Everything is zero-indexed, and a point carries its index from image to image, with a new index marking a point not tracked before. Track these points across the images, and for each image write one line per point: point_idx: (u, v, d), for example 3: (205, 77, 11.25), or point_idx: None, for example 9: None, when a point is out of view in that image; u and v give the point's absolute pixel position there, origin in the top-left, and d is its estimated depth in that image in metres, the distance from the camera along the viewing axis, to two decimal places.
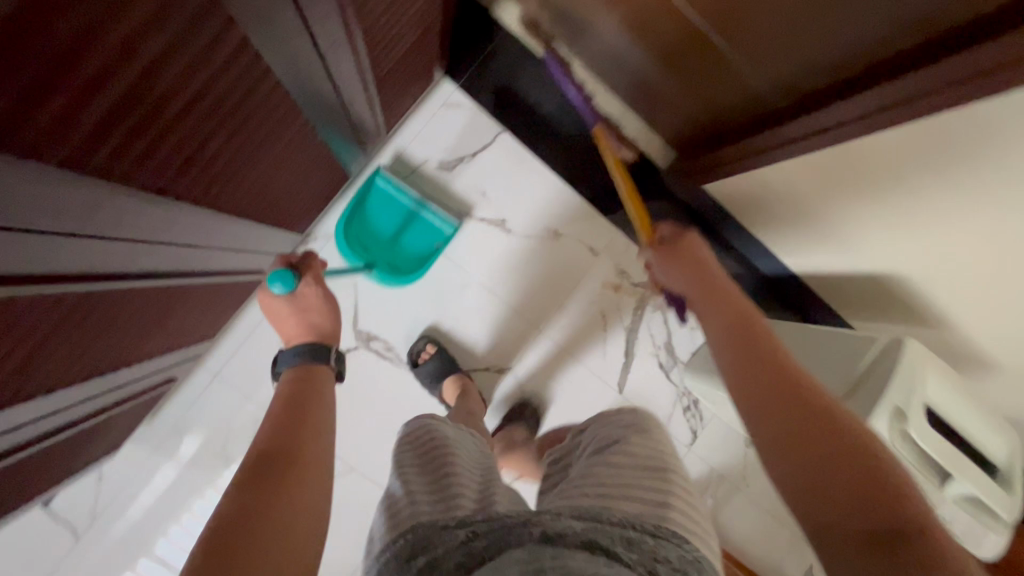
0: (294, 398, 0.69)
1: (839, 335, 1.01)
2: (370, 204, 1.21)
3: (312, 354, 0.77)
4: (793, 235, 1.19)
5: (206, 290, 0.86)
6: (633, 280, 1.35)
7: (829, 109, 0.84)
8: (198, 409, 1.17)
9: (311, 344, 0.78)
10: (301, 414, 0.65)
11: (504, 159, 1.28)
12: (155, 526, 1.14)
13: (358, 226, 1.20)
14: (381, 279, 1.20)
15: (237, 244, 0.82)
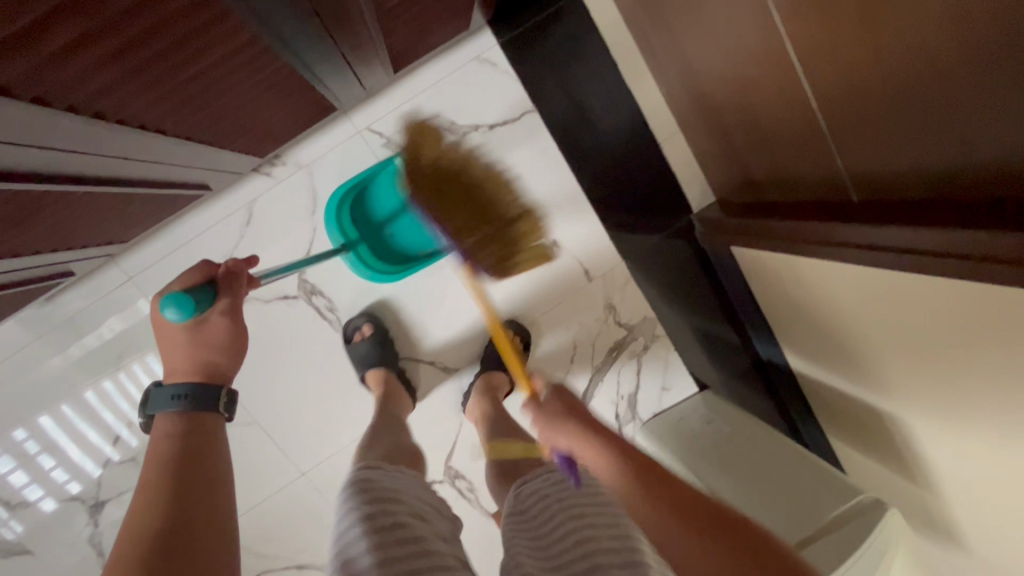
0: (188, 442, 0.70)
1: (806, 462, 0.94)
2: (376, 181, 1.04)
3: (195, 400, 0.73)
4: (805, 334, 1.06)
5: (127, 198, 0.76)
6: (618, 318, 1.22)
7: (878, 227, 0.71)
8: (102, 309, 1.03)
9: (199, 386, 0.74)
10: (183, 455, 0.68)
11: (526, 145, 1.10)
12: (28, 412, 1.04)
13: (355, 200, 1.05)
14: (354, 264, 1.07)
15: (165, 154, 0.70)
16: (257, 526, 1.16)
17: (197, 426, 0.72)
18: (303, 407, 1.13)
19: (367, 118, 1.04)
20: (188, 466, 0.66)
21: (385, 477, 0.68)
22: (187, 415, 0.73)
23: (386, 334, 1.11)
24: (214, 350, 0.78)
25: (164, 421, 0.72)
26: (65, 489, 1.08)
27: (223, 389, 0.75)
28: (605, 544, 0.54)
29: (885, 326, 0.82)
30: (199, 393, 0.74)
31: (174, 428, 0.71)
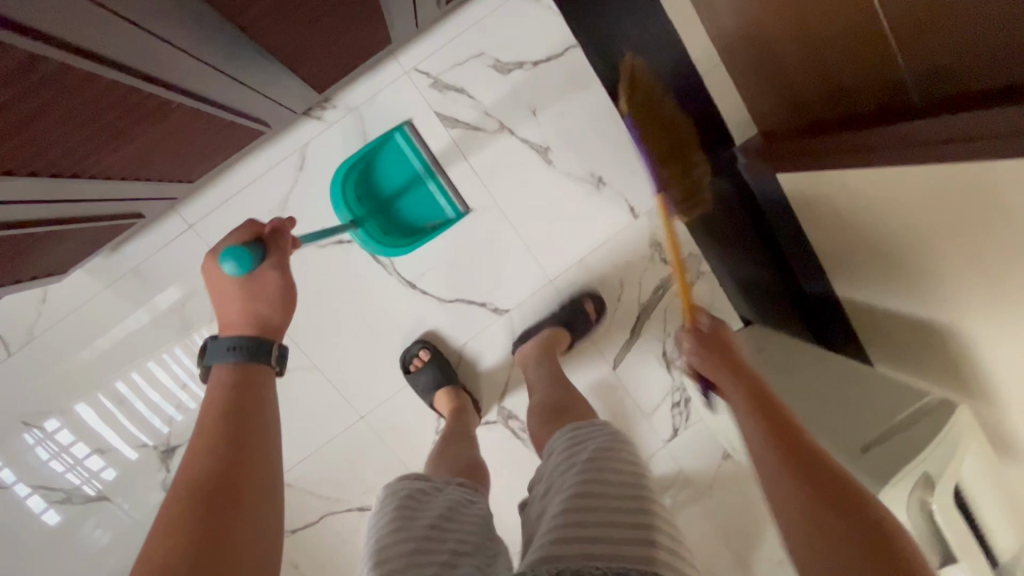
0: (244, 391, 0.66)
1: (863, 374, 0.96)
2: (380, 157, 1.08)
3: (248, 353, 0.69)
4: (859, 257, 1.06)
5: (192, 118, 0.79)
6: (664, 256, 1.23)
7: (939, 124, 0.73)
8: (164, 257, 1.05)
9: (252, 340, 0.70)
10: (236, 413, 0.62)
11: (570, 80, 1.10)
12: (100, 360, 1.08)
13: (362, 176, 1.08)
14: (365, 241, 1.08)
15: (206, 64, 0.72)
16: (319, 469, 1.20)
17: (250, 376, 0.68)
18: (360, 350, 1.16)
19: (414, 58, 1.05)
20: (244, 418, 0.61)
21: (415, 487, 0.74)
22: (237, 368, 0.68)
23: (441, 355, 1.16)
24: (263, 303, 0.75)
25: (216, 374, 0.68)
26: (138, 435, 1.12)
27: (273, 344, 0.72)
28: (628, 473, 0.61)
29: (946, 229, 0.82)
30: (255, 347, 0.70)
31: (226, 379, 0.67)
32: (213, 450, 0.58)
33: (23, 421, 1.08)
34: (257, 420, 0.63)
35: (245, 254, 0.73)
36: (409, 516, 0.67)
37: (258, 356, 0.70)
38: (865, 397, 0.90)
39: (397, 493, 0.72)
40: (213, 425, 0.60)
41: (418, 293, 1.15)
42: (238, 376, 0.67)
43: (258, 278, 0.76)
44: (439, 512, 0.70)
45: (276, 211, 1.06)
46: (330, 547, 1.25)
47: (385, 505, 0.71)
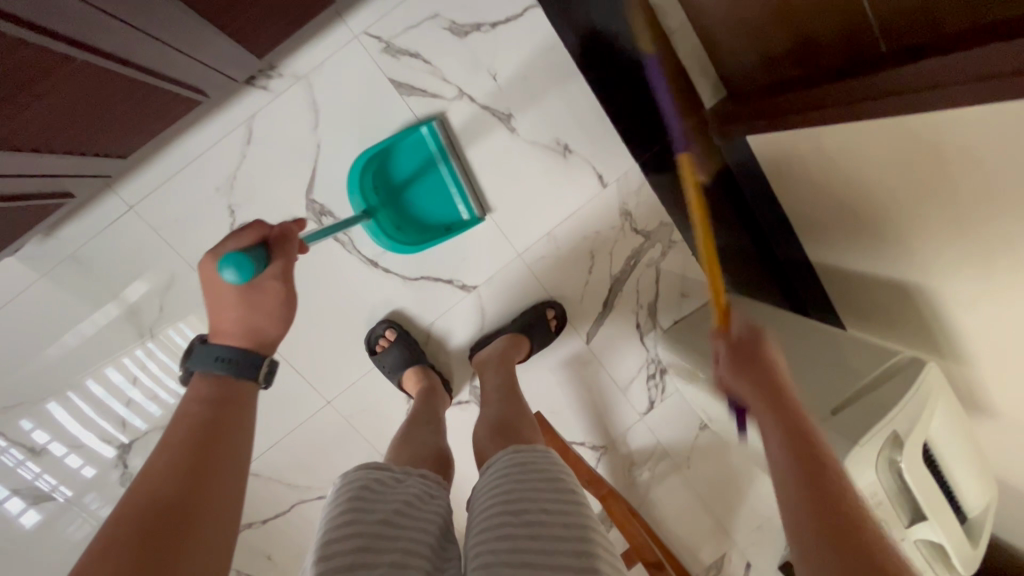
0: (218, 414, 0.61)
1: (835, 336, 0.95)
2: (401, 148, 1.04)
3: (237, 366, 0.65)
4: (829, 219, 1.05)
5: (113, 84, 0.72)
6: (635, 225, 1.20)
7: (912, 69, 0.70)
8: (105, 241, 0.98)
9: (242, 352, 0.66)
10: (210, 433, 0.58)
11: (532, 43, 1.05)
12: (42, 356, 1.01)
13: (380, 166, 1.04)
14: (375, 234, 1.04)
15: (105, 13, 0.65)
16: (287, 457, 1.16)
17: (231, 395, 0.64)
18: (322, 333, 1.12)
19: (364, 21, 0.98)
20: (208, 443, 0.57)
21: (382, 476, 0.71)
22: (227, 382, 0.65)
23: (407, 335, 1.12)
24: (259, 316, 0.70)
25: (196, 383, 0.65)
26: (89, 431, 1.06)
27: (268, 362, 0.68)
28: (558, 496, 0.63)
29: (917, 182, 0.80)
30: (244, 358, 0.66)
31: (205, 393, 0.63)
32: (167, 469, 0.54)
33: None
34: (224, 445, 0.58)
35: (247, 262, 0.66)
36: (364, 510, 0.63)
37: (247, 370, 0.66)
38: (837, 358, 0.89)
39: (360, 478, 0.68)
40: (177, 443, 0.56)
41: (381, 272, 1.11)
42: (217, 391, 0.64)
43: (258, 289, 0.70)
44: (397, 505, 0.67)
45: (224, 188, 1.00)
46: (303, 537, 1.22)
47: (342, 491, 0.66)
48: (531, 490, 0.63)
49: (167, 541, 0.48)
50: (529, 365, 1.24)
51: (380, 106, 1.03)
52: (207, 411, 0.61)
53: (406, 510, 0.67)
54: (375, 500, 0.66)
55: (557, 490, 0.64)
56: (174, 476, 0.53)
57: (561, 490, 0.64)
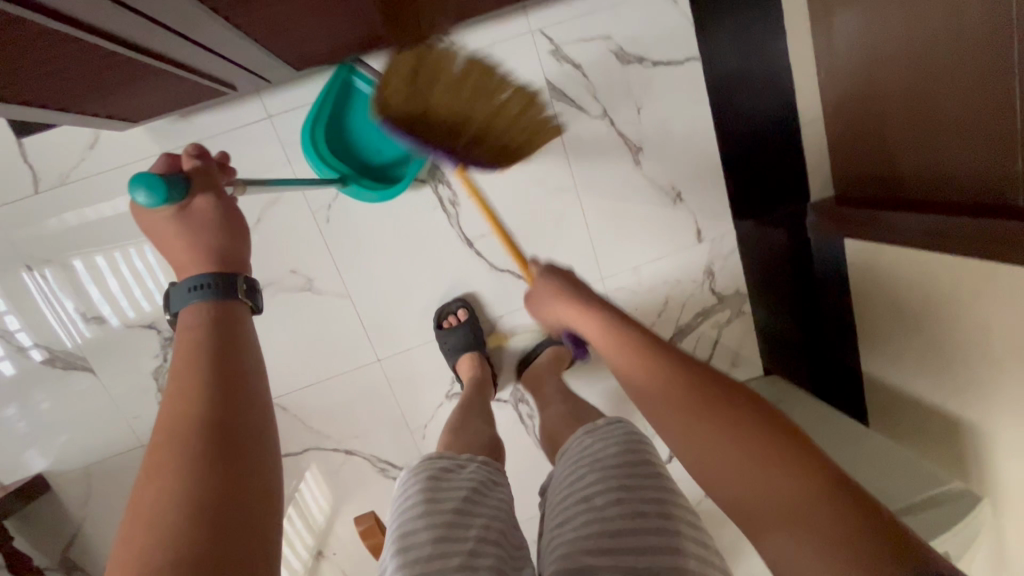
0: (220, 332, 0.52)
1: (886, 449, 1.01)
2: (350, 106, 1.00)
3: (215, 290, 0.55)
4: (900, 339, 1.09)
5: None
6: (713, 285, 1.24)
7: None
8: (233, 138, 0.99)
9: (212, 274, 0.55)
10: (220, 346, 0.50)
11: (680, 90, 1.11)
12: (126, 226, 1.00)
13: (337, 132, 1.00)
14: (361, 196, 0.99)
15: None
16: (319, 400, 1.15)
17: (225, 315, 0.54)
18: (396, 292, 1.12)
19: (543, 20, 1.02)
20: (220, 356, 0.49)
21: (449, 467, 0.73)
22: (208, 308, 0.54)
23: (477, 321, 1.13)
24: (205, 234, 0.59)
25: (183, 321, 0.54)
26: (143, 313, 1.04)
27: (239, 274, 0.57)
28: (637, 483, 0.63)
29: (1006, 331, 0.85)
30: (219, 282, 0.55)
31: (198, 319, 0.53)
32: (187, 397, 0.46)
33: (26, 264, 0.99)
34: (233, 358, 0.50)
35: (158, 179, 0.56)
36: (435, 500, 0.66)
37: (223, 289, 0.55)
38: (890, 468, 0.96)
39: (421, 469, 0.72)
40: (189, 367, 0.48)
41: (473, 253, 1.12)
42: (211, 316, 0.53)
43: (189, 209, 0.60)
44: (463, 493, 0.69)
45: (361, 129, 1.02)
46: (304, 483, 1.19)
47: (411, 481, 0.70)
48: (608, 480, 0.64)
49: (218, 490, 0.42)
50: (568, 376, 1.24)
51: None
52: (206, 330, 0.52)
53: (478, 498, 0.69)
54: (446, 489, 0.69)
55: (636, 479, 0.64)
56: (197, 409, 0.46)
57: (641, 475, 0.64)
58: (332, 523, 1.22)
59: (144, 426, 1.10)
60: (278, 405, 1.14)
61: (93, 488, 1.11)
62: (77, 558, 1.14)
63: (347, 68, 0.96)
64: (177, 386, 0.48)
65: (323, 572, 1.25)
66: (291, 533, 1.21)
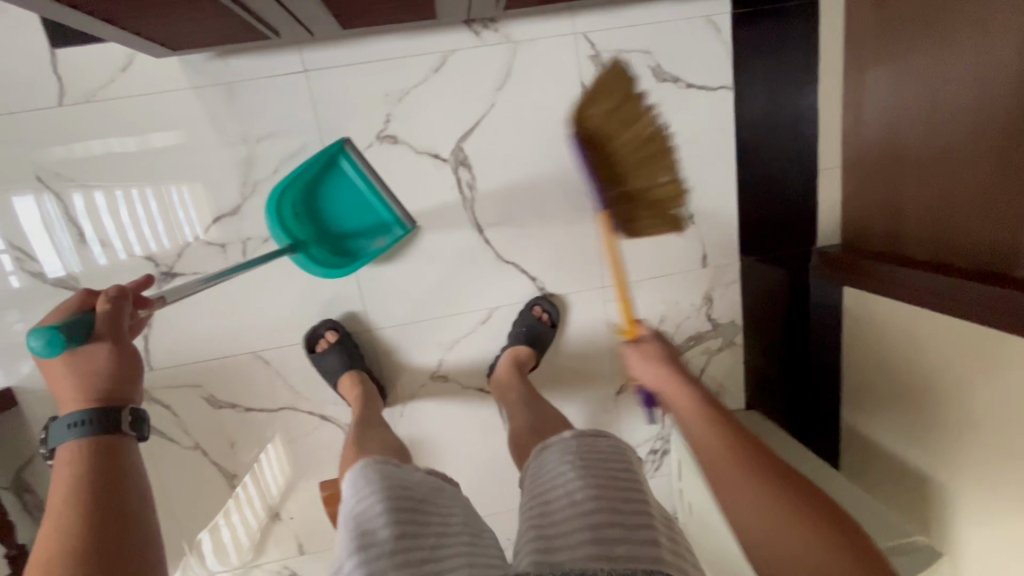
0: (99, 464, 0.58)
1: (846, 495, 1.03)
2: (327, 183, 1.05)
3: (93, 425, 0.59)
4: (883, 391, 1.11)
5: None
6: (710, 312, 1.25)
7: None
8: (266, 86, 0.99)
9: (90, 409, 0.59)
10: (100, 480, 0.56)
11: (711, 115, 1.12)
12: (144, 154, 0.99)
13: (309, 199, 1.05)
14: (307, 264, 1.04)
15: None
16: (305, 361, 1.14)
17: (103, 452, 0.58)
18: (400, 266, 1.12)
19: (589, 25, 1.04)
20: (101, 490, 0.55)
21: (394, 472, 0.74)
22: (88, 445, 0.58)
23: (349, 339, 1.11)
24: (94, 374, 0.62)
25: (58, 457, 0.58)
26: (144, 243, 1.03)
27: (121, 407, 0.61)
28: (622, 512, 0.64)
29: (994, 398, 0.86)
30: (100, 416, 0.60)
31: (75, 461, 0.57)
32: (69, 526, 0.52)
33: (36, 175, 0.98)
34: (116, 487, 0.57)
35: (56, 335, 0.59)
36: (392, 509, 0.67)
37: (101, 425, 0.59)
38: None
39: (370, 473, 0.72)
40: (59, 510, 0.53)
41: (482, 239, 1.12)
42: (83, 457, 0.58)
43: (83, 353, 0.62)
44: (420, 497, 0.71)
45: (393, 99, 1.02)
46: (275, 441, 1.18)
47: (363, 487, 0.70)
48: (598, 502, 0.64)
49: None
50: (534, 373, 1.22)
51: (561, 99, 1.07)
52: (95, 461, 0.57)
53: (427, 507, 0.70)
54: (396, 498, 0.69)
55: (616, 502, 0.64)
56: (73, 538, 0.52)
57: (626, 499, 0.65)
58: (297, 486, 1.22)
59: None
60: (262, 359, 1.13)
61: (59, 412, 1.09)
62: (30, 478, 1.13)
63: (338, 148, 1.02)
64: (51, 524, 0.53)
65: (276, 533, 1.24)
66: (253, 489, 1.20)
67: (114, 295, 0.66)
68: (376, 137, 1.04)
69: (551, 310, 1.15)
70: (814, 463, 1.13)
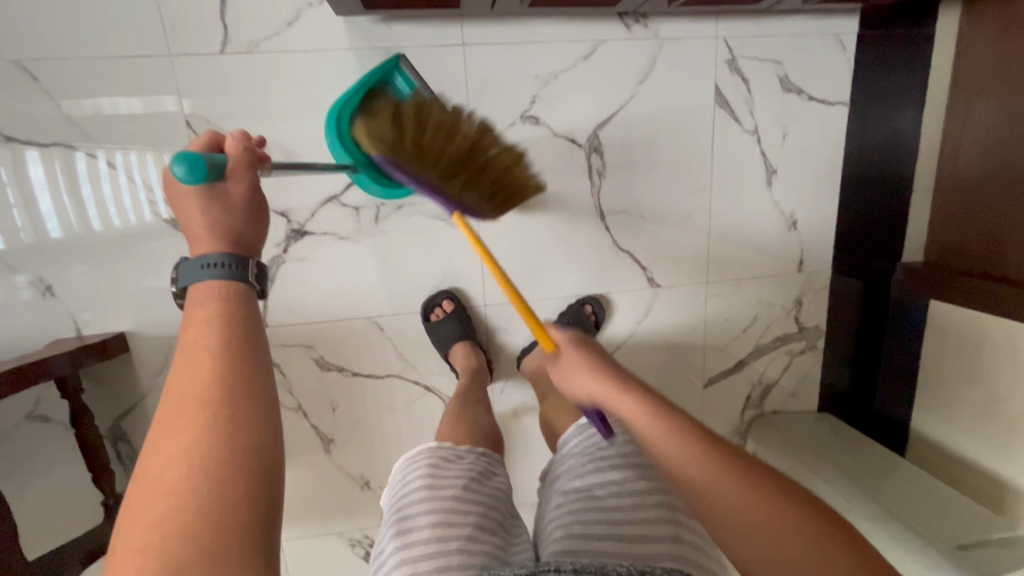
0: (222, 308, 0.52)
1: (932, 493, 1.10)
2: (378, 100, 0.97)
3: (227, 272, 0.54)
4: (964, 402, 1.18)
5: None
6: (798, 314, 1.31)
7: None
8: (424, 55, 1.01)
9: (222, 255, 0.54)
10: (224, 325, 0.52)
11: (825, 128, 1.19)
12: (296, 108, 1.00)
13: (359, 117, 0.96)
14: (365, 186, 0.96)
15: None
16: (418, 330, 1.15)
17: (223, 299, 0.53)
18: (522, 245, 1.14)
19: (730, 30, 1.09)
20: (236, 341, 0.51)
21: (448, 459, 0.80)
22: (226, 287, 0.53)
23: (464, 311, 1.13)
24: (229, 221, 0.56)
25: (194, 298, 0.53)
26: (283, 199, 1.04)
27: (251, 259, 0.55)
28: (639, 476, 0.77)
29: None
30: (232, 263, 0.54)
31: (206, 301, 0.52)
32: (200, 373, 0.49)
33: (185, 118, 0.98)
34: (244, 339, 0.52)
35: (203, 165, 0.53)
36: (439, 487, 0.73)
37: (236, 269, 0.54)
38: (938, 513, 1.04)
39: (420, 454, 0.79)
40: (188, 343, 0.50)
41: (603, 226, 1.16)
42: (210, 298, 0.53)
43: (222, 193, 0.55)
44: (463, 480, 0.76)
45: (542, 81, 1.06)
46: (377, 407, 1.19)
47: (412, 471, 0.76)
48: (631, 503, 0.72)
49: (244, 473, 0.46)
50: None
51: (694, 98, 1.12)
52: (228, 312, 0.52)
53: (477, 489, 0.75)
54: (448, 481, 0.75)
55: (630, 483, 0.75)
56: (213, 389, 0.48)
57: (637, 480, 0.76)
58: (392, 455, 1.22)
59: None
60: (377, 325, 1.14)
61: (171, 360, 1.08)
62: (128, 429, 1.11)
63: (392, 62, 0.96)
64: (183, 360, 0.50)
65: (363, 501, 1.25)
66: (350, 454, 1.20)
67: (242, 139, 0.59)
68: (521, 117, 1.07)
69: (600, 312, 1.17)
70: (892, 462, 1.20)
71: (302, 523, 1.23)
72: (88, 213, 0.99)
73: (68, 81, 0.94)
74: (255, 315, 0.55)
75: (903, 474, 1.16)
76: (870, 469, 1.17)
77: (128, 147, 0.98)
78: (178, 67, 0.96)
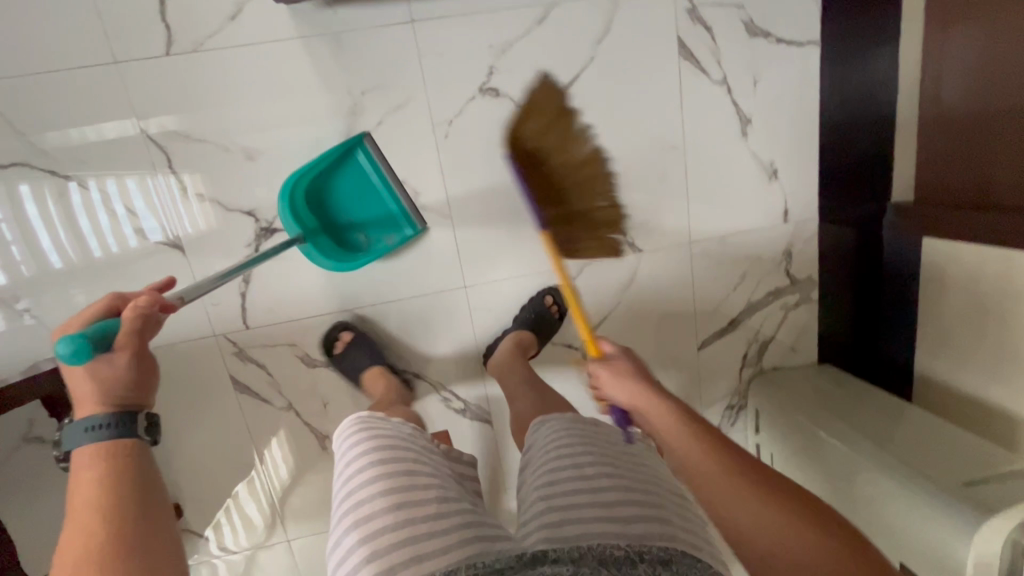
0: (113, 463, 0.63)
1: (936, 434, 1.08)
2: (339, 175, 1.03)
3: (111, 431, 0.64)
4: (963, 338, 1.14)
5: None
6: (789, 266, 1.28)
7: None
8: (372, 35, 0.99)
9: (110, 415, 0.64)
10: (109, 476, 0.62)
11: (796, 70, 1.15)
12: (250, 103, 0.99)
13: (319, 187, 1.02)
14: (313, 256, 1.03)
15: None
16: (400, 317, 1.14)
17: (112, 453, 0.63)
18: (496, 221, 1.12)
19: None
20: (127, 483, 0.61)
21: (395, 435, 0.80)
22: (111, 445, 0.64)
23: (368, 337, 1.12)
24: (108, 388, 0.66)
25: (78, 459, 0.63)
26: (249, 197, 1.03)
27: (138, 414, 0.67)
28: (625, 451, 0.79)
29: None
30: (117, 424, 0.65)
31: (93, 461, 0.62)
32: (93, 516, 0.58)
33: (141, 128, 0.97)
34: (134, 480, 0.62)
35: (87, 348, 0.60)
36: (395, 466, 0.73)
37: (122, 429, 0.65)
38: (943, 452, 1.02)
39: (365, 436, 0.80)
40: (84, 496, 0.60)
41: None
42: (98, 457, 0.63)
43: (105, 361, 0.65)
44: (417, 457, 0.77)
45: (497, 51, 1.03)
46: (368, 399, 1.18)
47: (360, 456, 0.76)
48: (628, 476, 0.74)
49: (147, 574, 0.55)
50: (556, 342, 1.21)
51: (656, 52, 1.08)
52: (112, 464, 0.63)
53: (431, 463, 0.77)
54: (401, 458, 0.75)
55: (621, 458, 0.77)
56: (113, 511, 0.59)
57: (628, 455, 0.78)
58: None
59: (222, 314, 1.09)
60: (359, 316, 1.13)
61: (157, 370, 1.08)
62: None
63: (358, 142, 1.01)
64: (76, 513, 0.59)
65: None
66: None
67: (144, 305, 0.66)
68: (479, 90, 1.04)
69: (562, 301, 1.16)
70: (891, 406, 1.19)
71: (306, 521, 1.23)
72: (61, 237, 0.99)
73: (17, 99, 0.93)
74: (147, 463, 0.65)
75: (911, 421, 1.13)
76: (871, 415, 1.15)
77: (85, 159, 0.97)
78: (126, 74, 0.95)
